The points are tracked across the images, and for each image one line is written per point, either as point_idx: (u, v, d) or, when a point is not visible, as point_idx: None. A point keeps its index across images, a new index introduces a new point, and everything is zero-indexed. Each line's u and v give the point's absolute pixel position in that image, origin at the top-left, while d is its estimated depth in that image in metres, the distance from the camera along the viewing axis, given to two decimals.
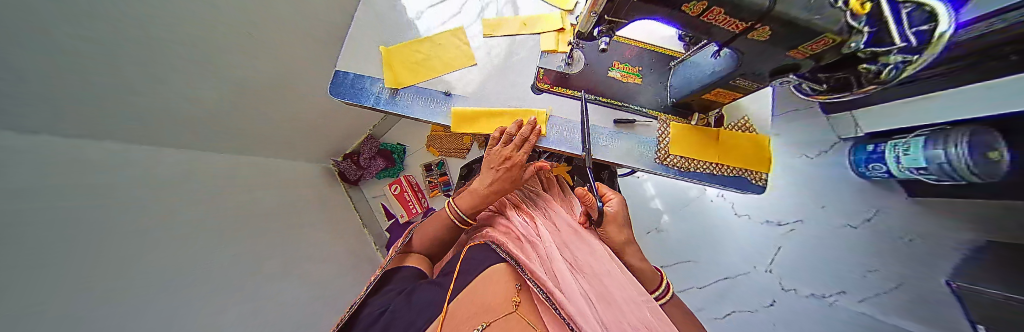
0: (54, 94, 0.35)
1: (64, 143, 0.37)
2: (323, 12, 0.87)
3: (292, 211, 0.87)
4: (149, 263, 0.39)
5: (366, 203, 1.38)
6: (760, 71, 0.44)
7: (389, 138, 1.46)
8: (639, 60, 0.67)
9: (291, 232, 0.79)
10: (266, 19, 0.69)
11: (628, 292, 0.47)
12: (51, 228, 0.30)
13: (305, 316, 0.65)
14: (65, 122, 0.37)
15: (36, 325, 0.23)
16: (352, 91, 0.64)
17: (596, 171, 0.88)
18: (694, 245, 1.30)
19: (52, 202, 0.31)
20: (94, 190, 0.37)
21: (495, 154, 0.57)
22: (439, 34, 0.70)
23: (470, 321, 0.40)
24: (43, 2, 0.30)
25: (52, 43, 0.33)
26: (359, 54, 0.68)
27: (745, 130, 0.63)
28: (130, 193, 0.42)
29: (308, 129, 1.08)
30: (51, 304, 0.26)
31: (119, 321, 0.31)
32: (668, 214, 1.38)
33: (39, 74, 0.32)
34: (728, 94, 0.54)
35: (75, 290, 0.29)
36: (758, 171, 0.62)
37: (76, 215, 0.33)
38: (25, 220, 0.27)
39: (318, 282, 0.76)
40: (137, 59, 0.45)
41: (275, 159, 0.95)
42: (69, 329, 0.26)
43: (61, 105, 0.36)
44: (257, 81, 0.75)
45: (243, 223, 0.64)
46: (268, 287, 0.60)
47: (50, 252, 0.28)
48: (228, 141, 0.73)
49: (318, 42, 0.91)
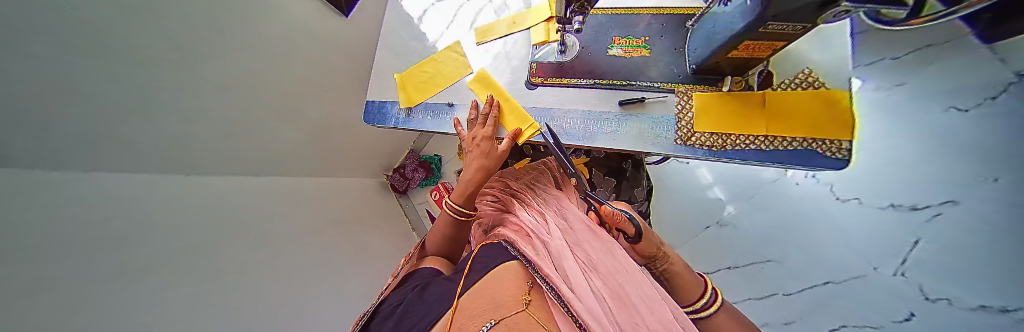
0: (71, 140, 0.48)
1: (66, 177, 0.48)
2: (338, 45, 1.03)
3: (335, 221, 1.03)
4: (155, 263, 0.49)
5: (415, 209, 1.54)
6: (800, 10, 0.33)
7: (428, 150, 1.62)
8: (648, 30, 0.62)
9: (323, 239, 0.92)
10: (280, 61, 0.85)
11: (648, 292, 0.41)
12: (54, 236, 0.40)
13: (318, 315, 0.74)
14: (84, 160, 0.51)
15: (16, 297, 0.31)
16: (379, 116, 0.74)
17: (617, 161, 0.81)
18: (771, 239, 1.04)
19: (59, 217, 0.42)
20: (112, 206, 0.50)
21: (464, 135, 0.64)
22: (440, 51, 0.75)
23: (479, 318, 0.37)
24: (51, 65, 0.42)
25: (77, 97, 0.47)
26: (380, 85, 0.77)
27: (806, 86, 0.49)
28: (154, 209, 0.56)
29: (353, 150, 1.30)
30: (39, 289, 0.34)
31: (112, 306, 0.40)
32: (733, 204, 1.23)
33: (49, 122, 0.45)
34: (763, 46, 0.43)
35: (72, 280, 0.38)
36: (832, 140, 0.47)
37: (88, 227, 0.45)
38: (18, 229, 0.36)
39: (341, 283, 0.87)
40: (154, 107, 0.58)
41: (325, 179, 1.15)
42: (52, 305, 0.34)
43: (74, 144, 0.49)
44: (279, 113, 0.92)
45: (273, 235, 0.77)
46: (280, 287, 0.70)
47: (53, 252, 0.38)
48: (264, 167, 0.91)
49: (340, 73, 1.08)
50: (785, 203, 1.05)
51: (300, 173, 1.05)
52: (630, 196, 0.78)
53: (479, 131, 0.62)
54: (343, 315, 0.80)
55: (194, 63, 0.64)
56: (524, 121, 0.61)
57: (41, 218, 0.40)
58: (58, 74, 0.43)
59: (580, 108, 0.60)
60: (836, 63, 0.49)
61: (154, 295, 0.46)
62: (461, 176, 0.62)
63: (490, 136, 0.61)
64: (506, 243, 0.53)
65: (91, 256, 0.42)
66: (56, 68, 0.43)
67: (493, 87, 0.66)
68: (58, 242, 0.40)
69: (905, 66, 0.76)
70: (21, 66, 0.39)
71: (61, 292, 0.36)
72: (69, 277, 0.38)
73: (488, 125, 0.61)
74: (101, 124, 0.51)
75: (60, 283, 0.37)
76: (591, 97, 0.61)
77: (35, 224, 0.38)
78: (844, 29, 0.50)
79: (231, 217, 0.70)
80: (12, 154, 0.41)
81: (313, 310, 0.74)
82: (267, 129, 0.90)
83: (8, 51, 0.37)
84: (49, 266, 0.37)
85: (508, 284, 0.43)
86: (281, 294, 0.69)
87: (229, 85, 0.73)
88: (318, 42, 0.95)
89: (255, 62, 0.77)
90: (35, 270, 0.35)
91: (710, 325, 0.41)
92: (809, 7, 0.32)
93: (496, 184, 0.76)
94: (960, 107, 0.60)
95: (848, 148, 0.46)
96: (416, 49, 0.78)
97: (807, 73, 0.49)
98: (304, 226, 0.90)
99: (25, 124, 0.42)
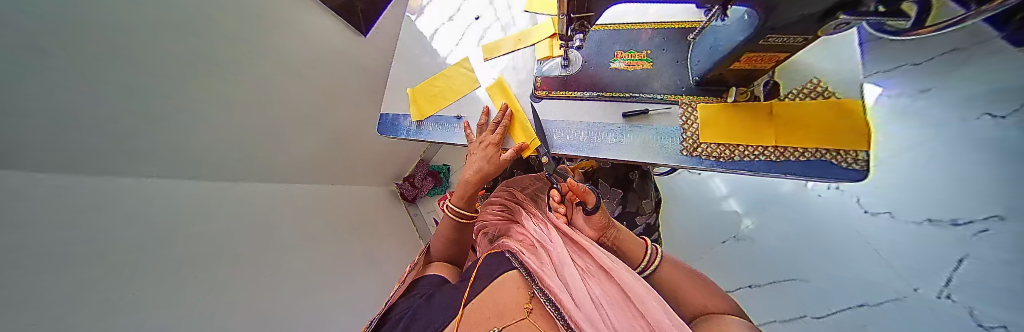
0: (109, 148, 0.52)
1: (110, 179, 0.52)
2: (349, 60, 1.12)
3: (344, 226, 1.06)
4: (171, 264, 0.52)
5: (422, 217, 1.57)
6: (798, 22, 0.35)
7: (437, 160, 1.67)
8: (650, 44, 0.64)
9: (331, 244, 0.95)
10: (296, 72, 0.92)
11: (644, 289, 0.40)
12: (78, 234, 0.42)
13: (319, 319, 0.74)
14: (129, 164, 0.55)
15: (30, 285, 0.34)
16: (391, 127, 0.78)
17: (622, 171, 0.81)
18: (793, 251, 0.96)
19: (89, 210, 0.46)
20: (137, 206, 0.53)
21: (472, 138, 0.67)
22: (450, 66, 0.79)
23: (486, 323, 0.40)
24: (87, 75, 0.46)
25: (114, 103, 0.51)
26: (394, 99, 0.81)
27: (816, 96, 0.48)
28: (175, 212, 0.59)
29: (368, 160, 1.38)
30: (55, 281, 0.37)
31: (120, 301, 0.42)
32: (750, 218, 1.15)
33: (92, 130, 0.49)
34: (766, 57, 0.44)
35: (94, 275, 0.41)
36: (847, 150, 0.45)
37: (115, 222, 0.48)
38: (44, 224, 0.39)
39: (342, 288, 0.87)
40: (174, 118, 0.62)
41: (338, 186, 1.20)
42: (64, 297, 0.36)
43: (111, 151, 0.52)
44: (286, 119, 0.95)
45: (286, 234, 0.81)
46: (287, 290, 0.71)
47: (74, 247, 0.41)
48: (281, 173, 0.96)
49: (348, 81, 1.15)
50: (808, 215, 0.99)
51: (314, 181, 1.09)
52: (637, 207, 0.77)
53: (487, 137, 0.63)
54: (348, 320, 0.81)
55: (223, 73, 0.71)
56: (530, 135, 0.62)
57: (72, 215, 0.43)
58: (99, 79, 0.48)
59: (585, 119, 0.62)
60: (842, 75, 0.49)
61: (165, 294, 0.48)
62: (463, 180, 0.63)
63: (497, 143, 0.62)
64: (510, 253, 0.52)
65: (116, 256, 0.45)
66: (102, 72, 0.48)
67: (508, 95, 0.68)
68: (84, 238, 0.43)
69: (926, 74, 0.77)
70: (62, 71, 0.43)
71: (74, 286, 0.38)
72: (88, 272, 0.41)
73: (497, 133, 0.62)
74: (135, 129, 0.55)
75: (79, 279, 0.39)
76: (594, 110, 0.62)
77: (61, 223, 0.41)
78: (848, 39, 0.51)
79: (246, 222, 0.73)
80: (53, 154, 0.45)
81: (316, 317, 0.73)
82: (285, 139, 0.96)
83: (45, 54, 0.41)
84: (71, 262, 0.40)
85: (511, 292, 0.44)
86: (287, 297, 0.70)
87: (239, 91, 0.77)
88: (330, 58, 1.04)
89: (272, 78, 0.85)
90: (56, 263, 0.38)
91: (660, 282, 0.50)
92: (810, 18, 0.34)
93: (503, 192, 0.76)
94: (993, 114, 0.60)
95: (866, 159, 0.44)
96: (427, 64, 0.82)
97: (815, 83, 0.49)
98: (318, 233, 0.93)
99: (67, 127, 0.45)
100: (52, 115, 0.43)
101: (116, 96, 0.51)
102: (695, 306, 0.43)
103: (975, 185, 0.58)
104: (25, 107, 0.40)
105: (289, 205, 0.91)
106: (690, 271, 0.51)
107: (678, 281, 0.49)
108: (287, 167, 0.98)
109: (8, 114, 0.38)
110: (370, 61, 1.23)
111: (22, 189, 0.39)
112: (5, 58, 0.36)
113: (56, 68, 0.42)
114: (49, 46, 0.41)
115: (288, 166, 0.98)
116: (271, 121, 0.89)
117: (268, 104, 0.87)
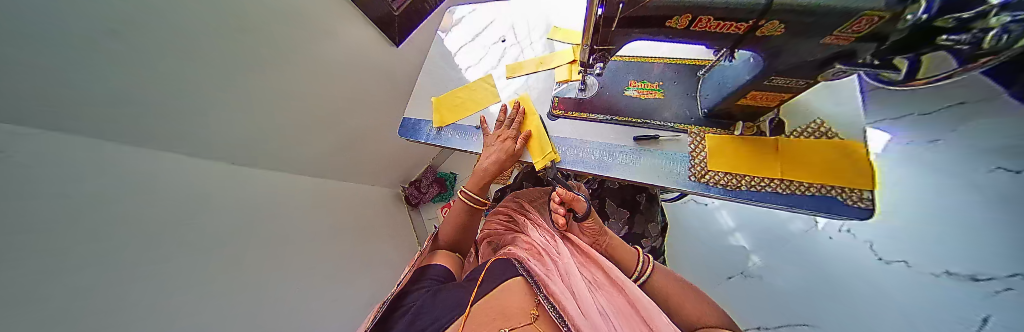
0: (142, 127, 0.55)
1: (141, 154, 0.56)
2: (381, 69, 1.21)
3: (348, 224, 1.08)
4: (185, 243, 0.54)
5: (423, 224, 1.59)
6: (798, 69, 0.40)
7: (445, 168, 1.72)
8: (661, 76, 0.69)
9: (334, 241, 0.96)
10: (330, 74, 1.01)
11: (646, 301, 0.42)
12: (108, 203, 0.45)
13: (316, 316, 0.73)
14: (159, 142, 0.59)
15: (47, 249, 0.35)
16: (412, 130, 0.83)
17: (628, 193, 0.83)
18: (811, 294, 0.92)
19: (123, 184, 0.49)
20: (161, 182, 0.56)
21: (488, 132, 0.70)
22: (474, 81, 0.86)
23: (493, 323, 0.40)
24: (140, 60, 0.51)
25: (158, 87, 0.56)
26: (418, 105, 0.87)
27: (820, 136, 0.51)
28: (197, 193, 0.62)
29: (380, 162, 1.43)
30: (75, 247, 0.38)
31: (136, 272, 0.44)
32: (758, 254, 1.10)
33: (134, 113, 0.53)
34: (771, 96, 0.48)
35: (113, 244, 0.43)
36: (853, 189, 0.48)
37: (139, 197, 0.50)
38: (70, 190, 0.41)
39: (339, 287, 0.86)
40: (210, 105, 0.67)
41: (347, 184, 1.24)
42: (82, 261, 0.38)
43: (147, 128, 0.56)
44: (313, 116, 1.01)
45: (290, 227, 0.83)
46: (289, 281, 0.71)
47: (102, 215, 0.43)
48: (299, 166, 1.01)
49: (377, 87, 1.24)
50: (817, 258, 0.97)
51: (327, 176, 1.14)
52: (643, 230, 0.78)
53: (503, 131, 0.68)
54: (342, 320, 0.80)
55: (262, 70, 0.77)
56: (544, 155, 0.64)
57: (96, 184, 0.45)
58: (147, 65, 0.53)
59: (599, 139, 0.65)
60: (845, 118, 0.52)
61: (174, 271, 0.49)
62: (477, 168, 0.65)
63: (514, 137, 0.67)
64: (515, 260, 0.53)
65: (141, 227, 0.48)
66: (151, 59, 0.53)
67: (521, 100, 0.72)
68: (112, 208, 0.45)
69: (933, 125, 0.85)
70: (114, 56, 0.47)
71: (98, 257, 0.40)
72: (111, 239, 0.43)
73: (514, 128, 0.67)
74: (170, 112, 0.59)
75: (101, 246, 0.41)
76: (608, 131, 0.66)
77: (93, 193, 0.44)
78: (849, 86, 0.55)
79: (259, 210, 0.76)
80: (94, 128, 0.48)
81: (316, 315, 0.73)
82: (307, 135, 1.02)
83: (99, 41, 0.45)
84: (93, 229, 0.41)
85: (518, 297, 0.44)
86: (292, 292, 0.71)
87: (271, 85, 0.82)
88: (365, 65, 1.13)
89: (308, 79, 0.93)
90: (80, 229, 0.40)
91: (655, 292, 0.51)
92: (810, 64, 0.38)
93: (512, 203, 0.78)
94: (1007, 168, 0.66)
95: (870, 199, 0.46)
96: (453, 78, 0.89)
97: (819, 124, 0.52)
98: (325, 229, 0.95)
99: (107, 104, 0.49)
100: (91, 111, 0.47)
101: (162, 81, 0.56)
102: (685, 317, 0.46)
103: (982, 234, 0.65)
104: (74, 83, 0.43)
105: (302, 199, 0.94)
106: (677, 280, 0.53)
107: (668, 287, 0.51)
108: (304, 161, 1.02)
109: (56, 91, 0.42)
110: (400, 72, 1.33)
111: (51, 155, 0.41)
112: (57, 40, 0.40)
113: (76, 70, 0.43)
114: (107, 30, 0.45)
115: (306, 160, 1.04)
116: (300, 116, 0.95)
117: (299, 101, 0.93)
